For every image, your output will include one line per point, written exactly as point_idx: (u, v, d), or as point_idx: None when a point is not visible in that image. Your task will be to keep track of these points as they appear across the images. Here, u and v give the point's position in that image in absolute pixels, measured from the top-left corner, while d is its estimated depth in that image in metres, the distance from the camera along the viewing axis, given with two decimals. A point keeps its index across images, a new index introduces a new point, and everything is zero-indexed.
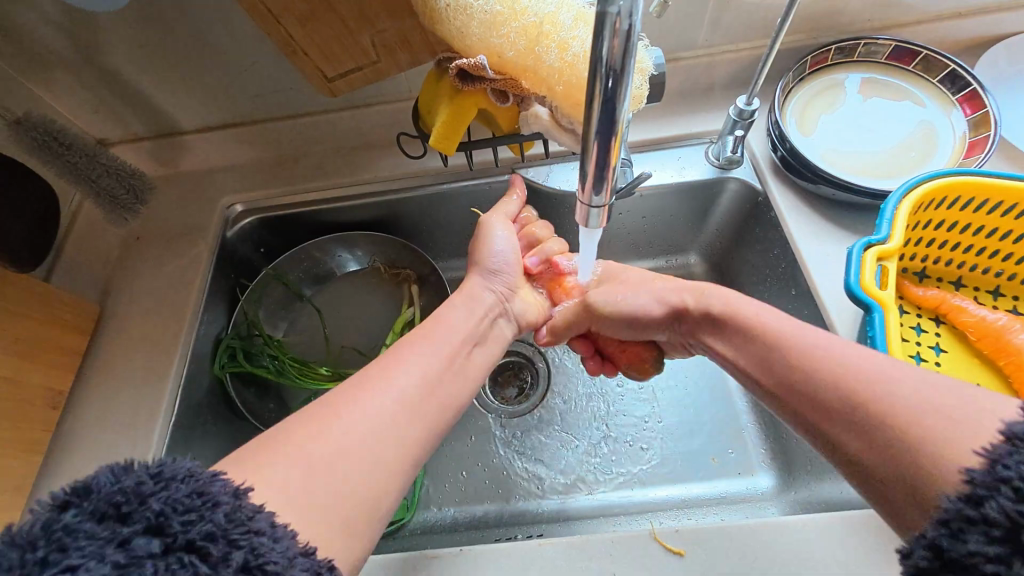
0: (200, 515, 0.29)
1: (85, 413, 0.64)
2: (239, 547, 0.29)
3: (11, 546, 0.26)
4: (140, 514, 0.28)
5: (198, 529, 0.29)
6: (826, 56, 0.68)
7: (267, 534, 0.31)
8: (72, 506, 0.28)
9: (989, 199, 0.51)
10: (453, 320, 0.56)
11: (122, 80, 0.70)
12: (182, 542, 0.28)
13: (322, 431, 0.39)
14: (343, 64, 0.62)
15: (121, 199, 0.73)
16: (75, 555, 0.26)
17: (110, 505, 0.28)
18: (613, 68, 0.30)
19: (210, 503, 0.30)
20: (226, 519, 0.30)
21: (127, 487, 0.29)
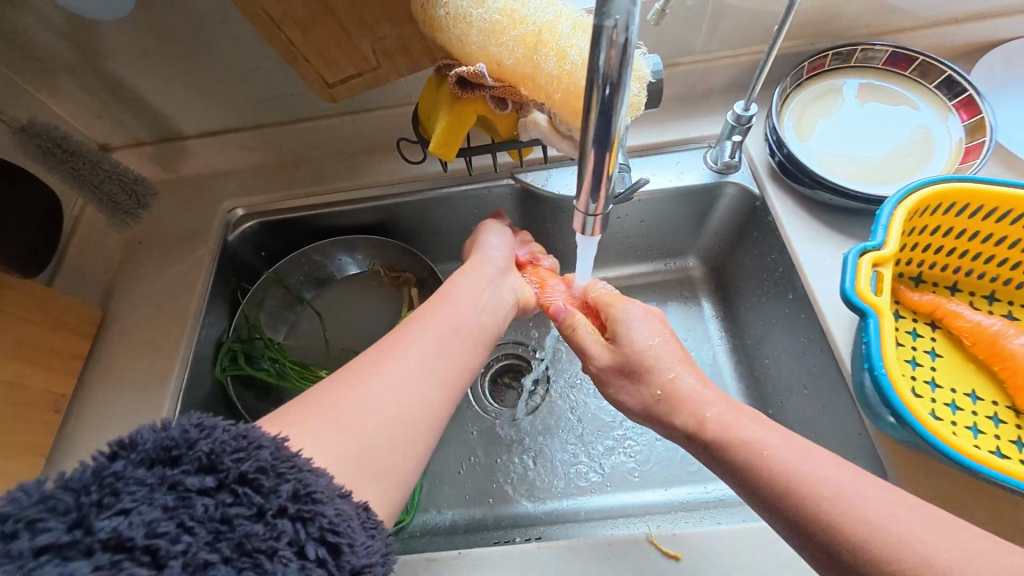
0: (247, 454, 0.31)
1: (86, 418, 0.65)
2: (287, 480, 0.31)
3: (67, 490, 0.27)
4: (190, 456, 0.30)
5: (247, 466, 0.31)
6: (823, 62, 0.69)
7: (310, 471, 0.33)
8: (120, 456, 0.30)
9: (985, 205, 0.52)
10: (457, 299, 0.56)
11: (125, 86, 0.70)
12: (234, 477, 0.30)
13: (338, 405, 0.40)
14: (344, 70, 0.62)
15: (123, 204, 0.74)
16: (129, 497, 0.28)
17: (160, 450, 0.30)
18: (610, 79, 0.31)
19: (254, 443, 0.32)
20: (271, 457, 0.32)
21: (174, 435, 0.31)
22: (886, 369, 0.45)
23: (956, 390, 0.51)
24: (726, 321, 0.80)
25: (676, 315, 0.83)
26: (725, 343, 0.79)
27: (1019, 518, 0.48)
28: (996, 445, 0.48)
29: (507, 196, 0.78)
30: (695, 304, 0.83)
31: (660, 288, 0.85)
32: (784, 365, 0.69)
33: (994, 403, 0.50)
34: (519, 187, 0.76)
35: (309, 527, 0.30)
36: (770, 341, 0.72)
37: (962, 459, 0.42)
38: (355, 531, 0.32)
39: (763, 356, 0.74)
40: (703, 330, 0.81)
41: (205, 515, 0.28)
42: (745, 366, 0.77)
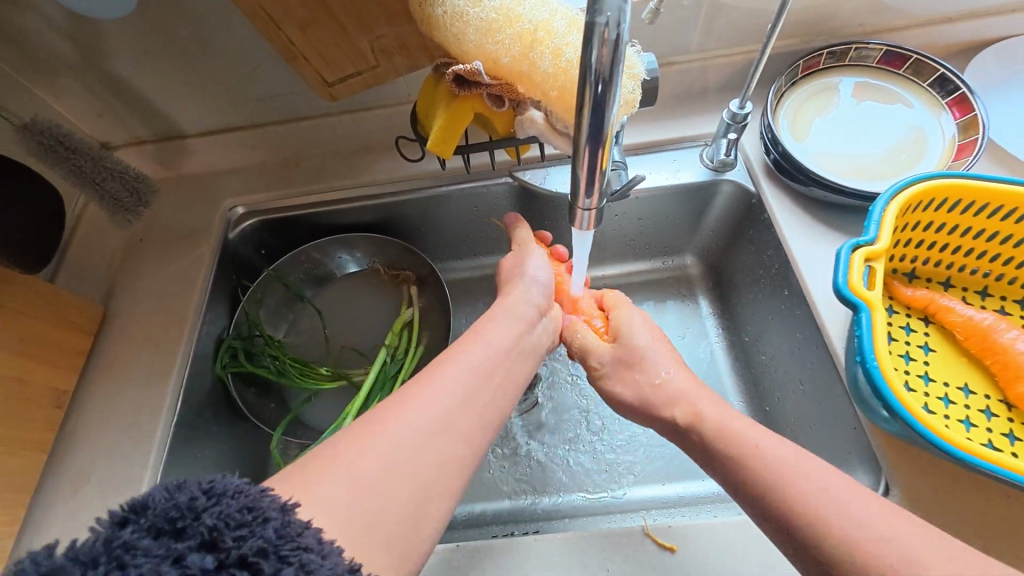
0: (251, 530, 0.29)
1: (88, 413, 0.65)
2: (289, 562, 0.29)
3: (73, 561, 0.26)
4: (194, 530, 0.29)
5: (250, 544, 0.29)
6: (818, 60, 0.69)
7: (316, 549, 0.30)
8: (130, 523, 0.29)
9: (977, 201, 0.52)
10: (491, 334, 0.54)
11: (126, 85, 0.71)
12: (235, 558, 0.28)
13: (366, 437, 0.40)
14: (343, 69, 0.63)
15: (124, 202, 0.75)
16: (133, 571, 0.26)
17: (166, 519, 0.29)
18: (602, 75, 0.32)
19: (257, 513, 0.30)
20: (276, 533, 0.30)
21: (182, 503, 0.30)
22: (877, 362, 0.46)
23: (949, 384, 0.52)
24: (723, 318, 0.81)
25: (674, 313, 0.84)
26: (722, 340, 0.80)
27: (1011, 511, 0.48)
28: (988, 438, 0.49)
29: (505, 194, 0.78)
30: (692, 301, 0.84)
31: (657, 285, 0.86)
32: (780, 361, 0.70)
33: (986, 397, 0.51)
34: (517, 185, 0.77)
35: None
36: (767, 338, 0.73)
37: (954, 452, 0.43)
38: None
39: (760, 352, 0.74)
40: (700, 327, 0.82)
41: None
42: (742, 363, 0.77)
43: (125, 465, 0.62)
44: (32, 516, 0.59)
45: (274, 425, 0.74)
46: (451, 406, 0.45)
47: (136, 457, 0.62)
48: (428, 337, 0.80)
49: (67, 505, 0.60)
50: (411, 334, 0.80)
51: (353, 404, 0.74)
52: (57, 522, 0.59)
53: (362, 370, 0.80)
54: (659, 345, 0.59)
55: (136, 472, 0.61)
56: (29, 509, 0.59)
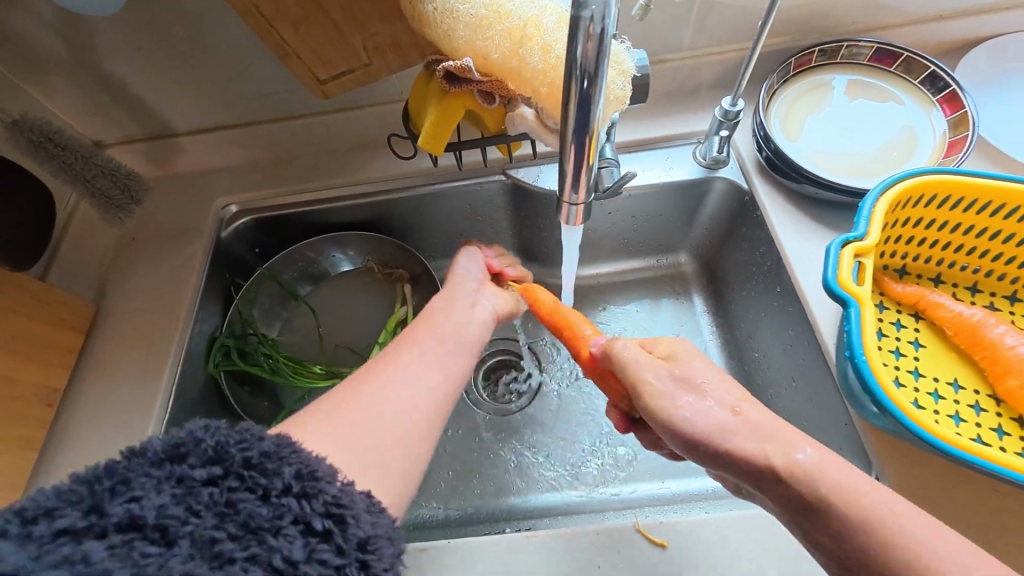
0: (251, 442, 0.31)
1: (79, 412, 0.65)
2: (289, 463, 0.31)
3: (78, 484, 0.28)
4: (191, 452, 0.30)
5: (248, 452, 0.30)
6: (809, 58, 0.70)
7: (310, 455, 0.32)
8: (125, 456, 0.30)
9: (966, 197, 0.52)
10: (447, 313, 0.54)
11: (118, 83, 0.71)
12: (239, 463, 0.30)
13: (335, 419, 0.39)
14: (336, 67, 0.63)
15: (114, 199, 0.73)
16: (139, 487, 0.28)
17: (164, 450, 0.30)
18: (587, 70, 0.32)
19: (252, 431, 0.32)
20: (272, 446, 0.31)
21: (178, 433, 0.31)
22: (866, 357, 0.46)
23: (939, 379, 0.52)
24: (717, 315, 0.81)
25: (667, 311, 0.84)
26: (715, 337, 0.80)
27: (1001, 506, 0.48)
28: (977, 433, 0.49)
29: (499, 192, 0.78)
30: (686, 299, 0.84)
31: (651, 284, 0.86)
32: (773, 358, 0.70)
33: (976, 392, 0.51)
34: (510, 183, 0.77)
35: (313, 507, 0.30)
36: (760, 335, 0.73)
37: (943, 447, 0.43)
38: (361, 506, 0.31)
39: (754, 350, 0.74)
40: (694, 324, 0.82)
41: (211, 500, 0.28)
42: (735, 361, 0.77)
43: None
44: None
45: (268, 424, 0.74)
46: (415, 380, 0.44)
47: None
48: None
49: None
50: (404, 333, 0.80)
51: None
52: None
53: (356, 369, 0.79)
54: (729, 381, 0.43)
55: None
56: None
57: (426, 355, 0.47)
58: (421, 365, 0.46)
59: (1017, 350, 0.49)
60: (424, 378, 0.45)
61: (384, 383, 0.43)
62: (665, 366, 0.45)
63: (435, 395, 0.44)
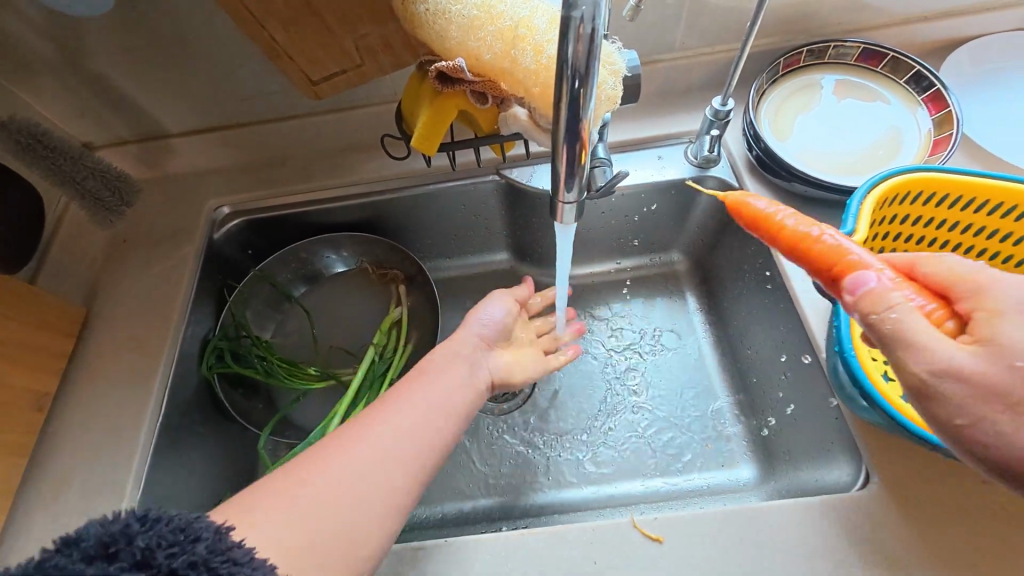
0: (182, 548, 0.32)
1: (71, 416, 0.65)
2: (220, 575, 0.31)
3: None
4: (126, 552, 0.31)
5: (181, 561, 0.31)
6: (798, 58, 0.71)
7: (246, 562, 0.33)
8: (60, 551, 0.30)
9: (951, 195, 0.53)
10: (440, 372, 0.55)
11: (108, 84, 0.70)
12: (166, 574, 0.31)
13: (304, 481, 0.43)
14: (328, 68, 0.63)
15: (106, 201, 0.73)
16: None
17: (98, 547, 0.31)
18: (578, 70, 0.32)
19: (192, 528, 0.33)
20: (207, 550, 0.32)
21: (115, 529, 0.31)
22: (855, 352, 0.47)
23: None
24: (710, 313, 0.82)
25: (661, 309, 0.84)
26: (709, 335, 0.81)
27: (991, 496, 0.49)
28: None
29: (492, 193, 0.79)
30: (679, 297, 0.85)
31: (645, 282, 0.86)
32: (765, 354, 0.71)
33: None
34: (504, 183, 0.77)
35: None
36: (753, 332, 0.73)
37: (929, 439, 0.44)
38: None
39: (746, 347, 0.75)
40: (687, 322, 0.83)
41: None
42: (728, 358, 0.78)
43: (109, 468, 0.61)
44: (15, 520, 0.58)
45: (262, 426, 0.74)
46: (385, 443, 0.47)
47: (121, 458, 0.62)
48: (416, 335, 0.81)
49: (50, 509, 0.59)
50: (399, 333, 0.80)
51: (341, 403, 0.74)
52: (39, 526, 0.58)
53: (351, 370, 0.79)
54: None
55: (120, 474, 0.61)
56: (10, 513, 0.58)
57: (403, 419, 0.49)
58: (399, 426, 0.48)
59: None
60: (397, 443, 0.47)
61: (356, 446, 0.46)
62: (966, 353, 0.33)
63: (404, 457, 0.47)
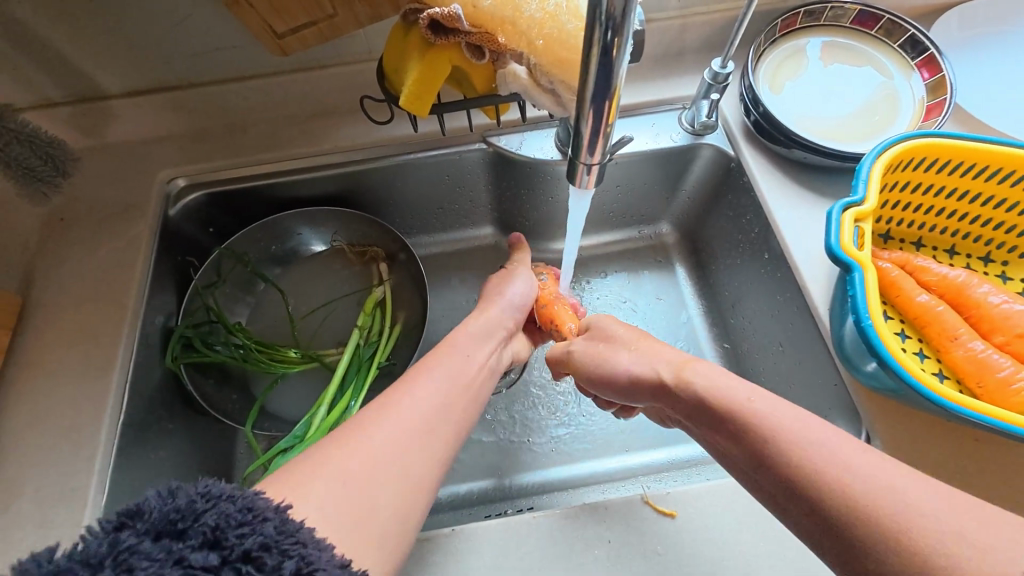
0: (252, 528, 0.30)
1: (14, 418, 0.57)
2: (290, 557, 0.30)
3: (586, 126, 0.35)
4: (194, 530, 0.29)
5: (253, 542, 0.30)
6: (795, 19, 0.69)
7: (313, 547, 0.31)
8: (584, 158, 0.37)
9: (952, 160, 0.53)
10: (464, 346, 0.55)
11: (33, 38, 0.60)
12: (239, 555, 0.29)
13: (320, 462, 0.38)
14: (295, 19, 0.55)
15: (37, 170, 0.64)
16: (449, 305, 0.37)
17: (165, 522, 0.29)
18: (613, 19, 0.28)
19: (319, 547, 0.31)
20: (276, 532, 0.31)
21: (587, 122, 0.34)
22: (871, 320, 0.46)
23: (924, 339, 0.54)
24: (699, 286, 0.81)
25: (650, 280, 0.83)
26: (699, 307, 0.80)
27: (976, 454, 0.51)
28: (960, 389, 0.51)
29: (478, 162, 0.74)
30: (668, 269, 0.84)
31: (633, 255, 0.85)
32: (757, 324, 0.71)
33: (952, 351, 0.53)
34: (491, 151, 0.72)
35: None
36: (744, 303, 0.73)
37: (940, 401, 0.44)
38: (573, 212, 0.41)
39: (736, 317, 0.75)
40: (676, 294, 0.82)
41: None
42: (719, 330, 0.78)
43: (66, 473, 0.55)
44: None
45: (240, 418, 0.68)
46: (441, 404, 0.46)
47: (80, 462, 0.55)
48: (403, 317, 0.76)
49: None
50: (384, 314, 0.75)
51: (327, 389, 0.68)
52: None
53: (336, 348, 0.75)
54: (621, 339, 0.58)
55: (81, 480, 0.54)
56: None
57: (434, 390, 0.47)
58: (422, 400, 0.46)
59: (968, 346, 0.50)
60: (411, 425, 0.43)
61: (369, 429, 0.41)
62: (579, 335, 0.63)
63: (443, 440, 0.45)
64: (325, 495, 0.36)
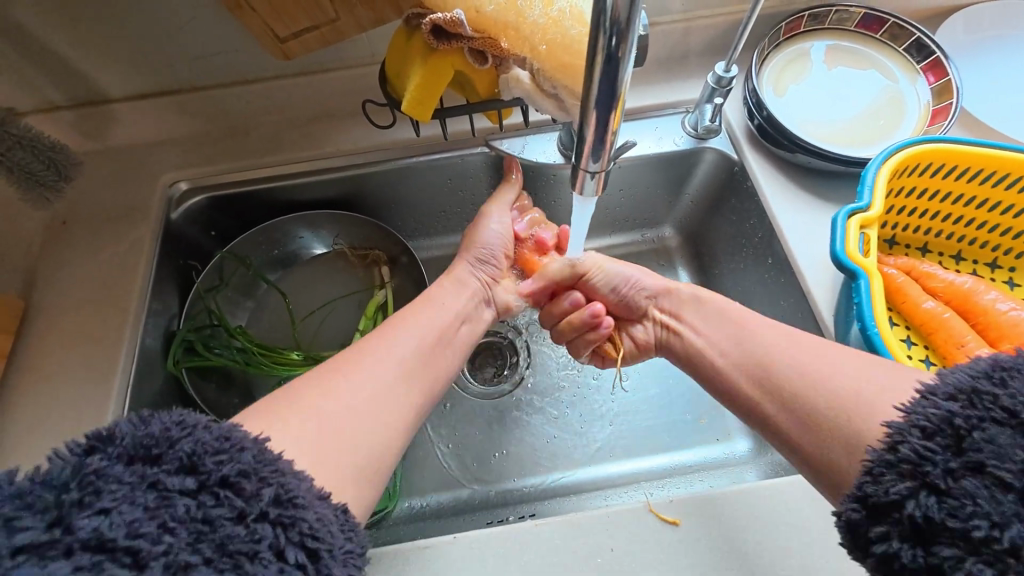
0: (229, 456, 0.31)
1: (14, 422, 0.57)
2: (269, 485, 0.31)
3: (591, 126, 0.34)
4: (169, 455, 0.30)
5: (232, 467, 0.31)
6: (799, 23, 0.68)
7: (291, 476, 0.33)
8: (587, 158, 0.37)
9: (959, 165, 0.53)
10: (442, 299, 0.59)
11: (36, 43, 0.60)
12: (216, 479, 0.30)
13: (304, 402, 0.41)
14: (297, 23, 0.55)
15: (39, 175, 0.63)
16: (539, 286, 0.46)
17: (141, 446, 0.30)
18: (617, 25, 0.28)
19: (298, 477, 0.33)
20: (254, 459, 0.32)
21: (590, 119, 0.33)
22: (877, 327, 0.46)
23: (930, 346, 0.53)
24: None
25: None
26: None
27: None
28: None
29: (481, 165, 0.74)
30: (671, 272, 0.83)
31: (636, 258, 0.84)
32: None
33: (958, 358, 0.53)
34: (493, 155, 0.72)
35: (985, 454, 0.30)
36: (748, 308, 0.73)
37: None
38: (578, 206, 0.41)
39: None
40: None
41: (191, 514, 0.29)
42: None
43: None
44: None
45: None
46: (416, 352, 0.51)
47: None
48: None
49: None
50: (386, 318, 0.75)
51: None
52: None
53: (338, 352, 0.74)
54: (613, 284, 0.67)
55: None
56: None
57: (408, 339, 0.51)
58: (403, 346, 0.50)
59: (975, 353, 0.49)
60: (388, 372, 0.47)
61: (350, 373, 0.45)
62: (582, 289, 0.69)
63: (417, 387, 0.49)
64: (306, 432, 0.39)
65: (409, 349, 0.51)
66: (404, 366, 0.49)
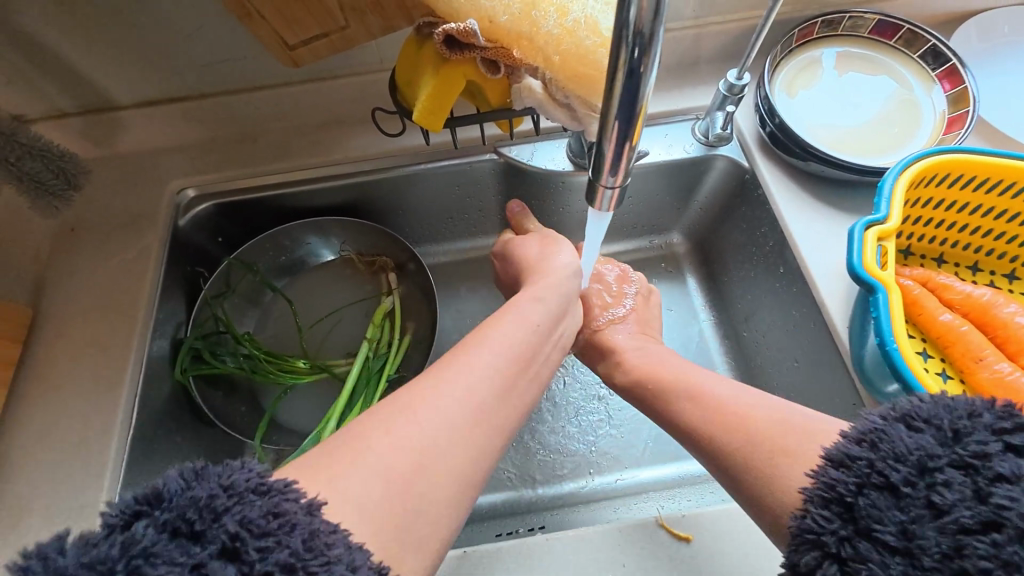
0: (277, 540, 0.27)
1: (23, 431, 0.57)
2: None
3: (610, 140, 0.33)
4: (214, 534, 0.27)
5: (276, 557, 0.27)
6: (812, 29, 0.68)
7: (345, 560, 0.28)
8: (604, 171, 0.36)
9: (978, 176, 0.52)
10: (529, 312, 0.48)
11: (44, 50, 0.60)
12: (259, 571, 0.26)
13: (364, 441, 0.34)
14: (307, 31, 0.55)
15: (48, 183, 0.62)
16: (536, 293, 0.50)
17: (183, 520, 0.27)
18: (641, 37, 0.28)
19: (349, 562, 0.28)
20: (303, 545, 0.28)
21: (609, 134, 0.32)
22: (896, 343, 0.45)
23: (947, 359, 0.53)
24: (712, 298, 0.80)
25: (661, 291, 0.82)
26: (711, 319, 0.79)
27: None
28: None
29: (489, 172, 0.73)
30: (679, 279, 0.82)
31: (644, 265, 0.84)
32: (772, 337, 0.70)
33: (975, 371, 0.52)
34: (502, 162, 0.72)
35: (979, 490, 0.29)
36: (758, 316, 0.72)
37: None
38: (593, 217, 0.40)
39: (750, 330, 0.74)
40: (687, 305, 0.81)
41: None
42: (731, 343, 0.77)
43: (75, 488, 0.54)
44: None
45: (248, 430, 0.67)
46: (502, 386, 0.40)
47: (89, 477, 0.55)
48: (412, 327, 0.75)
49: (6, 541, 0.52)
50: (394, 325, 0.75)
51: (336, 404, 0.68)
52: None
53: (345, 359, 0.74)
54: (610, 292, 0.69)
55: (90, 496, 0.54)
56: None
57: (486, 369, 0.40)
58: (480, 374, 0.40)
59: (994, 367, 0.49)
60: (460, 413, 0.37)
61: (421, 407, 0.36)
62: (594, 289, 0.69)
63: (498, 428, 0.39)
64: (365, 487, 0.32)
65: (487, 381, 0.39)
66: (483, 408, 0.38)
